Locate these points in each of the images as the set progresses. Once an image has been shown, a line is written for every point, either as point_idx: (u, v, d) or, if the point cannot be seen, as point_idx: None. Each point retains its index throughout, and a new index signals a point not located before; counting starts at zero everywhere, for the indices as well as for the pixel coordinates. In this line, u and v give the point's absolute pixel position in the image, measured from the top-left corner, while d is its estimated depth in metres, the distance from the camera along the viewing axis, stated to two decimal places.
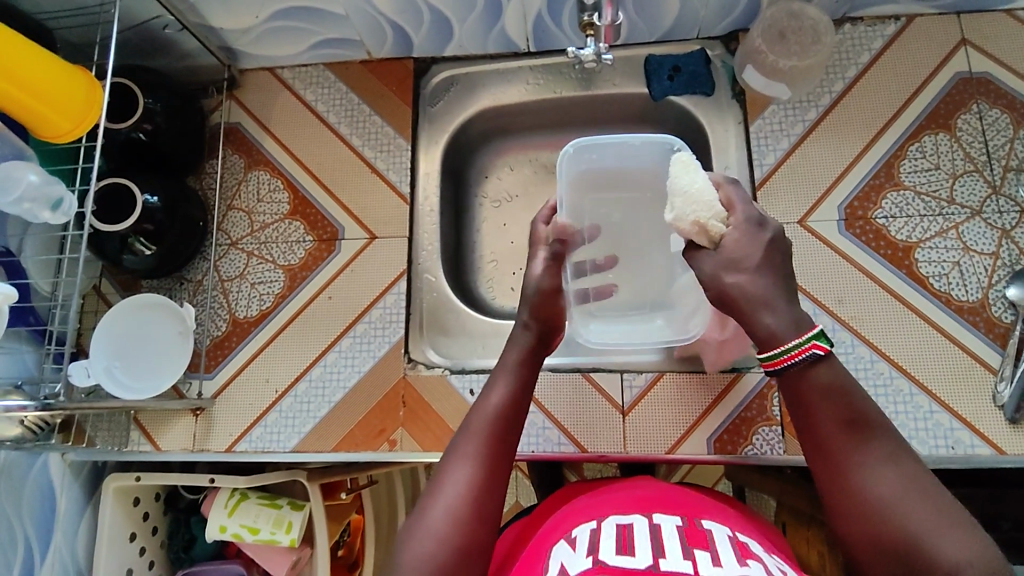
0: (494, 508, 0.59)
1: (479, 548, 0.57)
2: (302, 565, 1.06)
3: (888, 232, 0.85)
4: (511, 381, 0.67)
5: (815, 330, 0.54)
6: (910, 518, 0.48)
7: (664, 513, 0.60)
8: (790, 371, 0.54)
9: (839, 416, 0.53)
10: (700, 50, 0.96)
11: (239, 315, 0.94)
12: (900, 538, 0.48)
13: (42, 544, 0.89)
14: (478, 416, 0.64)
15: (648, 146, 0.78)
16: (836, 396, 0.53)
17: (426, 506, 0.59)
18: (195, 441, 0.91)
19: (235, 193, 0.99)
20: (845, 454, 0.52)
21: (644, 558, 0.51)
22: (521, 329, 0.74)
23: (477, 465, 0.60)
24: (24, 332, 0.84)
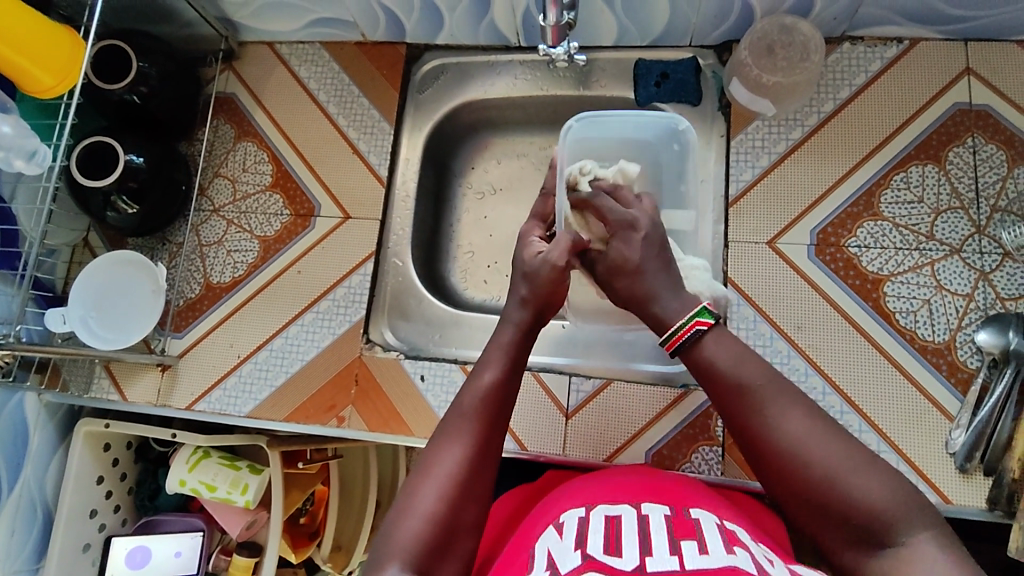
0: (485, 483, 0.61)
1: (466, 523, 0.58)
2: (257, 527, 1.10)
3: (859, 262, 0.82)
4: (504, 359, 0.67)
5: (699, 308, 0.61)
6: (821, 460, 0.53)
7: (653, 504, 0.60)
8: (685, 348, 0.61)
9: (734, 386, 0.57)
10: (692, 58, 0.94)
11: (213, 280, 0.97)
12: (822, 484, 0.52)
13: (10, 475, 0.94)
14: (469, 395, 0.65)
15: (651, 124, 0.82)
16: (729, 365, 0.58)
17: (415, 486, 0.59)
18: (159, 396, 0.94)
19: (223, 161, 1.01)
20: (751, 419, 0.56)
21: (632, 556, 0.50)
22: (517, 306, 0.71)
23: (468, 445, 0.61)
24: (10, 275, 0.88)
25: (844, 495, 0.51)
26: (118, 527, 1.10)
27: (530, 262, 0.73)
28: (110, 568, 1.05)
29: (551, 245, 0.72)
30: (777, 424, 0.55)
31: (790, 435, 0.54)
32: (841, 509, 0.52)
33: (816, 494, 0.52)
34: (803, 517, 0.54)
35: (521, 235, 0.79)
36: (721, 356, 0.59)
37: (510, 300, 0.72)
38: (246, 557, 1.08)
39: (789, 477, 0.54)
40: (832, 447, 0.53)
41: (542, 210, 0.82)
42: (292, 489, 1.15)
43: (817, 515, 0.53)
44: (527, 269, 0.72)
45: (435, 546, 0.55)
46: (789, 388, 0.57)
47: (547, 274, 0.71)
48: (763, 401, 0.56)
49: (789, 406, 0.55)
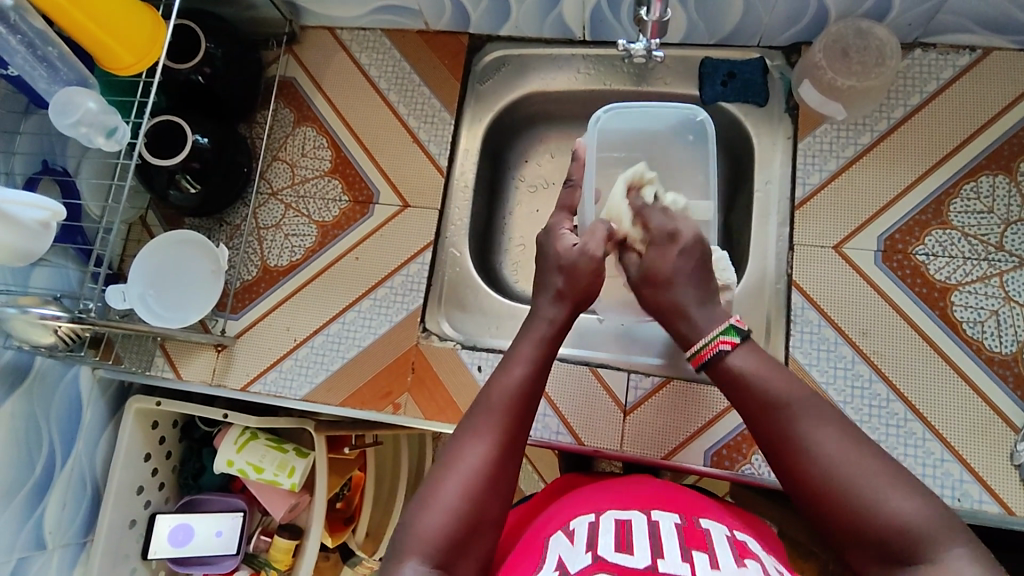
0: (509, 483, 0.61)
1: (489, 521, 0.58)
2: (299, 510, 1.11)
3: (926, 270, 0.82)
4: (533, 360, 0.67)
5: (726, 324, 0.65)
6: (845, 473, 0.54)
7: (662, 510, 0.60)
8: (713, 363, 0.64)
9: (758, 400, 0.60)
10: (759, 58, 0.94)
11: (270, 264, 0.97)
12: (846, 497, 0.53)
13: (64, 449, 0.94)
14: (498, 390, 0.64)
15: (668, 116, 0.88)
16: (754, 378, 0.61)
17: (439, 478, 0.59)
18: (214, 375, 0.95)
19: (282, 145, 1.01)
20: (778, 434, 0.58)
21: (643, 557, 0.51)
22: (553, 299, 0.72)
23: (494, 441, 0.61)
24: (71, 250, 0.87)
25: (868, 511, 0.52)
26: (162, 505, 1.10)
27: (567, 253, 0.74)
28: (154, 546, 1.06)
29: (588, 237, 0.74)
30: (801, 438, 0.57)
31: (812, 447, 0.56)
32: (866, 525, 0.52)
33: (840, 511, 0.53)
34: (829, 528, 0.55)
35: (550, 226, 0.79)
36: (749, 369, 0.62)
37: (546, 292, 0.73)
38: (287, 539, 1.09)
39: (813, 493, 0.55)
40: (855, 459, 0.55)
41: (569, 201, 0.81)
42: (332, 474, 1.16)
43: (842, 529, 0.54)
44: (564, 260, 0.73)
45: (455, 541, 0.56)
46: (817, 404, 0.58)
47: (587, 266, 0.72)
48: (790, 416, 0.58)
49: (813, 422, 0.57)
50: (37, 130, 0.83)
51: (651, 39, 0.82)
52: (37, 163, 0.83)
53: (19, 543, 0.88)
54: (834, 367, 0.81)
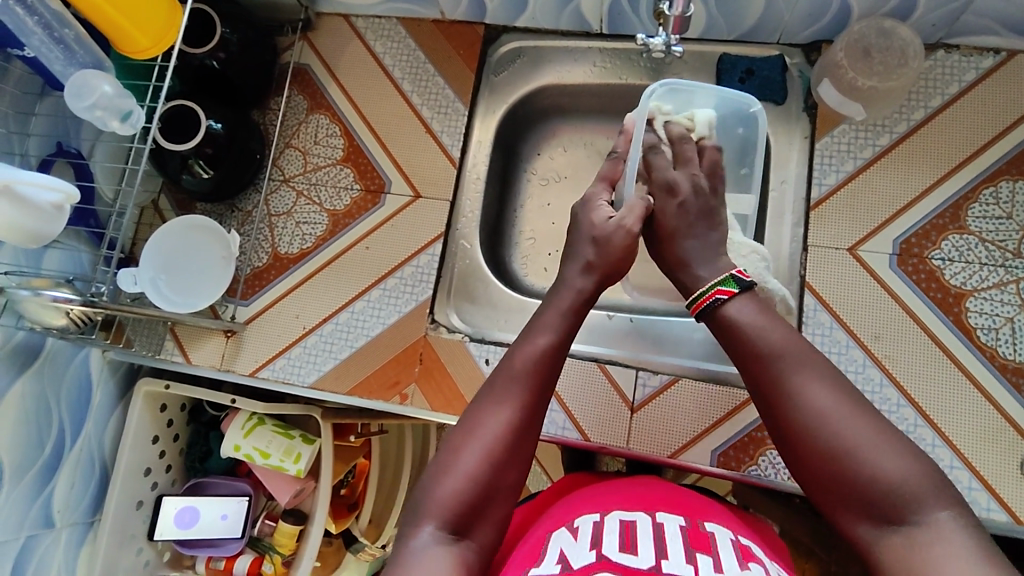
0: (529, 448, 0.61)
1: (508, 486, 0.59)
2: (304, 496, 1.12)
3: (942, 275, 0.82)
4: (559, 328, 0.66)
5: (724, 278, 0.65)
6: (837, 428, 0.54)
7: (667, 513, 0.60)
8: (709, 313, 0.65)
9: (752, 350, 0.60)
10: (778, 56, 0.93)
11: (281, 251, 0.97)
12: (836, 453, 0.54)
13: (73, 429, 0.95)
14: (521, 357, 0.64)
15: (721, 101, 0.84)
16: (753, 329, 0.61)
17: (460, 443, 0.59)
18: (223, 361, 0.95)
19: (295, 132, 1.01)
20: (772, 387, 0.58)
21: (647, 557, 0.51)
22: (581, 273, 0.70)
23: (515, 408, 0.61)
24: (84, 233, 0.87)
25: (855, 464, 0.53)
26: (168, 488, 1.11)
27: (602, 227, 0.72)
28: (160, 526, 1.06)
29: (625, 211, 0.71)
30: (794, 390, 0.57)
31: (807, 401, 0.56)
32: (851, 477, 0.53)
33: (825, 463, 0.54)
34: (813, 482, 0.55)
35: (588, 197, 0.76)
36: (746, 320, 0.62)
37: (575, 263, 0.71)
38: (291, 524, 1.10)
39: (800, 445, 0.56)
40: (847, 417, 0.55)
41: (610, 172, 0.79)
42: (337, 461, 1.16)
43: (828, 483, 0.54)
44: (598, 233, 0.71)
45: (473, 506, 0.57)
46: (813, 357, 0.59)
47: (622, 240, 0.70)
48: (784, 367, 0.58)
49: (807, 375, 0.57)
50: (52, 112, 0.83)
51: (671, 33, 0.80)
52: (51, 145, 0.82)
53: (29, 520, 0.88)
54: (845, 370, 0.81)
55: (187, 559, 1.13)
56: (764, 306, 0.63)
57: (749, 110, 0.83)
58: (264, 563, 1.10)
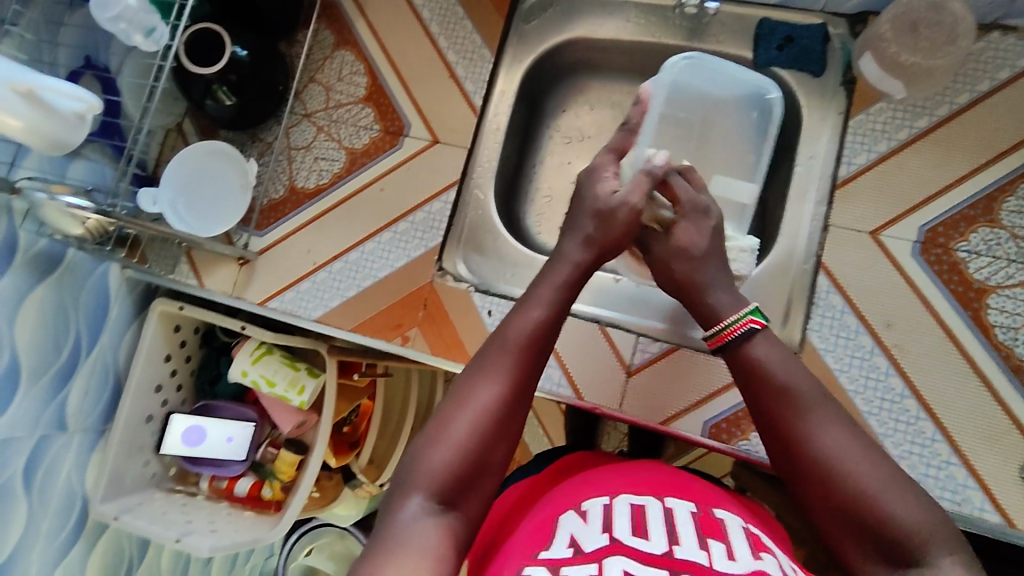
0: (517, 422, 0.61)
1: (494, 460, 0.59)
2: (306, 428, 1.15)
3: (965, 268, 0.79)
4: (551, 301, 0.65)
5: (753, 308, 0.64)
6: (853, 471, 0.54)
7: (677, 497, 0.59)
8: (732, 345, 0.63)
9: (777, 387, 0.59)
10: (822, 25, 0.89)
11: (298, 185, 0.98)
12: (853, 495, 0.53)
13: (89, 340, 0.98)
14: (514, 328, 0.63)
15: (740, 85, 0.86)
16: (775, 368, 0.60)
17: (449, 415, 0.59)
18: (234, 288, 0.97)
19: (320, 67, 1.00)
20: (787, 426, 0.57)
21: (659, 543, 0.52)
22: (579, 246, 0.70)
23: (506, 382, 0.60)
24: (109, 147, 0.89)
25: (878, 511, 0.52)
26: (178, 406, 1.15)
27: (605, 199, 0.71)
28: (167, 440, 1.11)
29: (630, 186, 0.70)
30: (817, 432, 0.56)
31: (824, 445, 0.55)
32: (869, 522, 0.52)
33: (843, 505, 0.53)
34: (827, 522, 0.54)
35: (594, 166, 0.75)
36: (769, 357, 0.61)
37: (575, 236, 0.71)
38: (293, 453, 1.13)
39: (823, 489, 0.54)
40: (866, 460, 0.54)
41: (620, 144, 0.78)
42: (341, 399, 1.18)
43: (843, 523, 0.53)
44: (601, 205, 0.70)
45: (460, 478, 0.57)
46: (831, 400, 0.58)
47: (625, 217, 0.69)
48: (804, 409, 0.57)
49: (829, 418, 0.56)
50: (82, 24, 0.84)
51: None
52: (80, 57, 0.84)
53: (43, 421, 0.92)
54: (850, 355, 0.79)
55: (192, 476, 1.18)
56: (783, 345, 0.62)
57: (767, 96, 0.86)
58: (263, 487, 1.14)
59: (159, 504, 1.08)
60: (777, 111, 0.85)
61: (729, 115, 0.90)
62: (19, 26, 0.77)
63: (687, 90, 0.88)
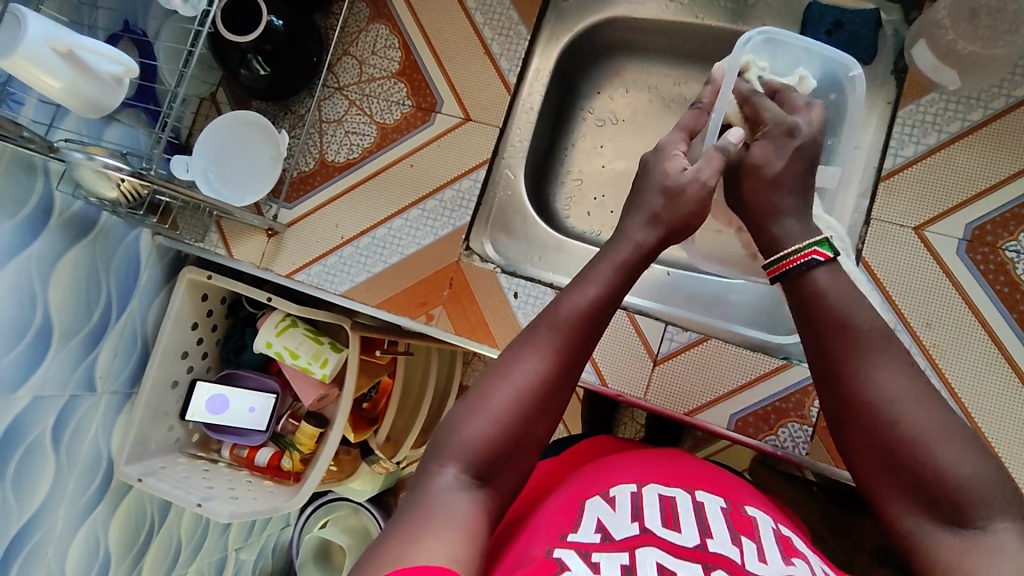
0: (561, 400, 0.60)
1: (536, 436, 0.58)
2: (327, 402, 1.16)
3: (1013, 268, 0.75)
4: (606, 280, 0.63)
5: (819, 240, 0.60)
6: (910, 421, 0.51)
7: (706, 492, 0.58)
8: (794, 275, 0.60)
9: (836, 320, 0.56)
10: (874, 10, 0.86)
11: (328, 158, 0.97)
12: (905, 445, 0.51)
13: (120, 305, 0.99)
14: (566, 306, 0.62)
15: (818, 62, 0.80)
16: (837, 300, 0.57)
17: (492, 388, 0.58)
18: (263, 259, 0.97)
19: (354, 40, 0.99)
20: (845, 364, 0.55)
21: (691, 535, 0.50)
22: (645, 225, 0.67)
23: (552, 358, 0.59)
24: (143, 115, 0.90)
25: (932, 464, 0.50)
26: (203, 373, 1.17)
27: (675, 176, 0.68)
28: (192, 408, 1.14)
29: (702, 163, 0.67)
30: (871, 372, 0.53)
31: (881, 389, 0.53)
32: (918, 474, 0.50)
33: (892, 455, 0.51)
34: (874, 471, 0.53)
35: (661, 146, 0.72)
36: (829, 288, 0.58)
37: (640, 213, 0.68)
38: (312, 426, 1.13)
39: (869, 432, 0.52)
40: (924, 409, 0.51)
41: (693, 123, 0.75)
42: (362, 374, 1.18)
43: (890, 474, 0.52)
44: (671, 182, 0.67)
45: (500, 451, 0.56)
46: (894, 341, 0.55)
47: (696, 193, 0.66)
48: (865, 347, 0.54)
49: (889, 361, 0.53)
50: None
51: None
52: (118, 21, 0.84)
53: (72, 382, 0.94)
54: None
55: (214, 443, 1.19)
56: (849, 280, 0.59)
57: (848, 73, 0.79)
58: (283, 457, 1.16)
59: (182, 468, 1.10)
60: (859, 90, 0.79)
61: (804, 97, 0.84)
62: None
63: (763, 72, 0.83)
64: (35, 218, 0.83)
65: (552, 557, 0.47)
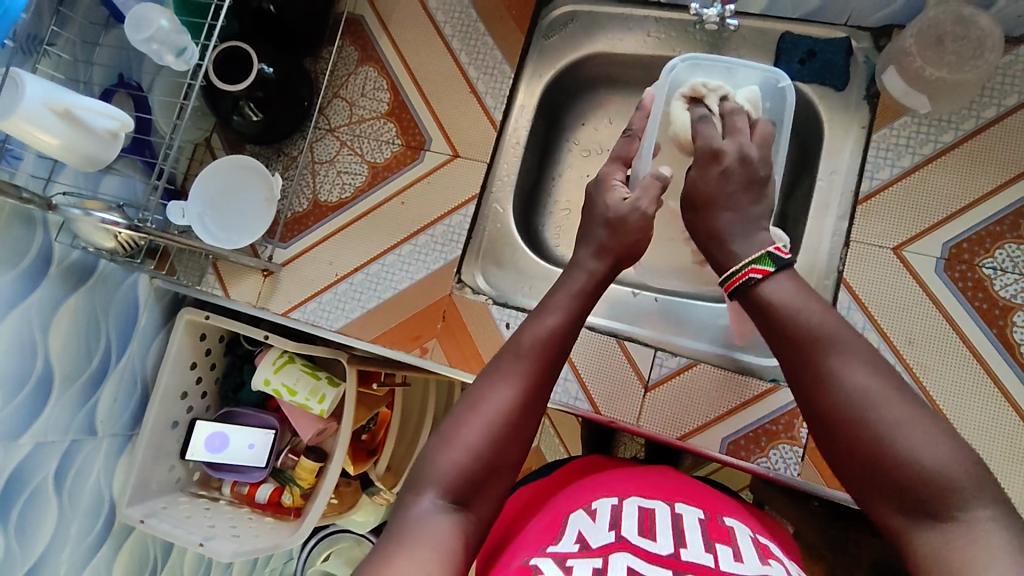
0: (531, 426, 0.61)
1: (508, 462, 0.59)
2: (326, 436, 1.17)
3: (991, 285, 0.77)
4: (567, 307, 0.66)
5: (758, 255, 0.60)
6: (876, 416, 0.51)
7: (685, 504, 0.59)
8: (744, 290, 0.61)
9: (794, 330, 0.56)
10: (845, 39, 0.89)
11: (321, 199, 1.00)
12: (873, 442, 0.50)
13: (119, 349, 1.01)
14: (529, 334, 0.64)
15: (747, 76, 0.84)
16: (793, 308, 0.57)
17: (462, 417, 0.60)
18: (259, 299, 0.99)
19: (344, 83, 1.02)
20: (809, 370, 0.55)
21: (666, 544, 0.51)
22: (592, 254, 0.69)
23: (520, 385, 0.61)
24: (139, 163, 0.92)
25: (900, 459, 0.49)
26: (203, 412, 1.17)
27: (616, 207, 0.70)
28: (192, 447, 1.14)
29: (639, 193, 0.70)
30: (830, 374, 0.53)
31: (845, 390, 0.52)
32: (891, 472, 0.49)
33: (863, 453, 0.51)
34: (848, 472, 0.52)
35: (602, 176, 0.75)
36: (785, 298, 0.58)
37: (588, 246, 0.70)
38: (312, 461, 1.14)
39: (841, 438, 0.52)
40: (889, 404, 0.51)
41: (624, 152, 0.77)
42: (360, 407, 1.19)
43: (864, 474, 0.51)
44: (612, 214, 0.70)
45: (473, 478, 0.57)
46: (852, 339, 0.55)
47: (637, 222, 0.69)
48: (827, 352, 0.54)
49: (850, 361, 0.53)
50: (116, 44, 0.87)
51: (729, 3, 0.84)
52: (113, 76, 0.86)
53: (74, 426, 0.95)
54: None
55: (215, 481, 1.20)
56: (802, 283, 0.59)
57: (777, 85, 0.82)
58: (283, 493, 1.16)
59: (184, 508, 1.10)
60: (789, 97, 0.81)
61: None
62: (56, 46, 0.79)
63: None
64: (35, 268, 0.85)
65: (528, 564, 0.49)
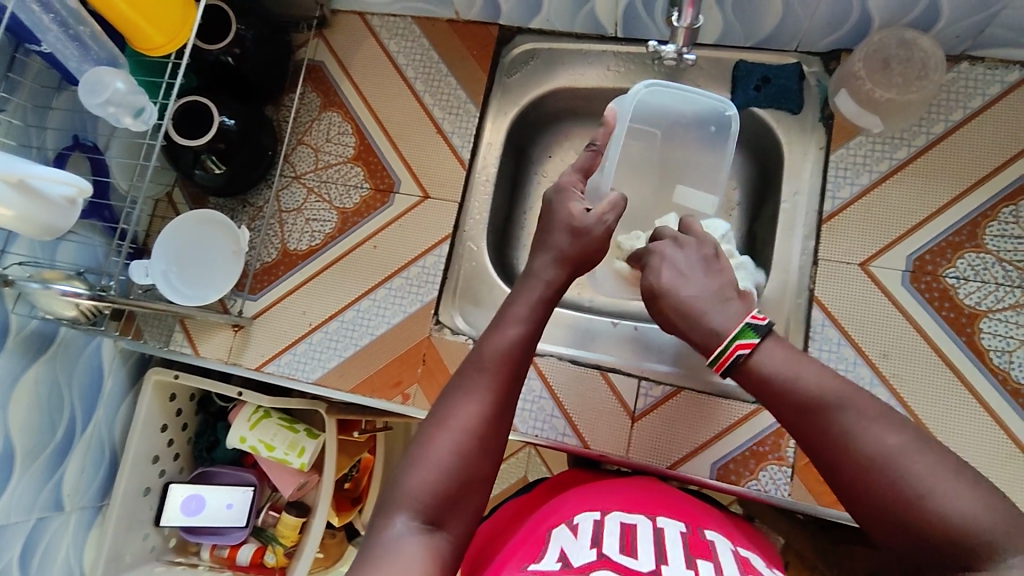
0: (499, 439, 0.60)
1: (478, 478, 0.58)
2: (308, 489, 1.13)
3: (956, 294, 0.80)
4: (525, 319, 0.65)
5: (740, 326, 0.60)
6: (894, 470, 0.49)
7: (667, 517, 0.59)
8: (738, 364, 0.60)
9: (791, 399, 0.56)
10: (796, 64, 0.92)
11: (290, 247, 0.98)
12: (899, 497, 0.48)
13: (85, 416, 0.96)
14: (489, 347, 0.63)
15: (698, 103, 0.86)
16: (784, 374, 0.57)
17: (429, 437, 0.58)
18: (231, 354, 0.96)
19: (307, 129, 1.01)
20: (816, 433, 0.54)
21: (647, 561, 0.50)
22: (551, 264, 0.69)
23: (485, 398, 0.60)
24: (97, 225, 0.89)
25: (929, 512, 0.47)
26: (176, 475, 1.13)
27: (581, 217, 0.71)
28: (166, 513, 1.09)
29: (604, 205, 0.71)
30: (840, 436, 0.53)
31: (859, 448, 0.51)
32: (921, 526, 0.47)
33: (890, 509, 0.49)
34: (884, 529, 0.50)
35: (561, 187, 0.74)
36: (774, 368, 0.58)
37: (547, 253, 0.70)
38: (294, 517, 1.11)
39: (864, 499, 0.50)
40: (906, 458, 0.49)
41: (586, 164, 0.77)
42: (342, 455, 1.16)
43: (897, 529, 0.49)
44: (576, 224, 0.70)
45: (445, 498, 0.55)
46: (854, 394, 0.54)
47: (601, 233, 0.70)
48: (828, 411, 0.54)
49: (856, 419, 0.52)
50: (69, 106, 0.84)
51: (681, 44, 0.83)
52: (67, 138, 0.84)
53: (39, 502, 0.90)
54: None
55: (193, 545, 1.14)
56: (792, 347, 0.59)
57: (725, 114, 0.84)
58: (266, 553, 1.12)
59: None
60: (733, 127, 0.84)
61: (692, 129, 0.90)
62: (6, 112, 0.77)
63: (646, 110, 0.89)
64: None
65: None
